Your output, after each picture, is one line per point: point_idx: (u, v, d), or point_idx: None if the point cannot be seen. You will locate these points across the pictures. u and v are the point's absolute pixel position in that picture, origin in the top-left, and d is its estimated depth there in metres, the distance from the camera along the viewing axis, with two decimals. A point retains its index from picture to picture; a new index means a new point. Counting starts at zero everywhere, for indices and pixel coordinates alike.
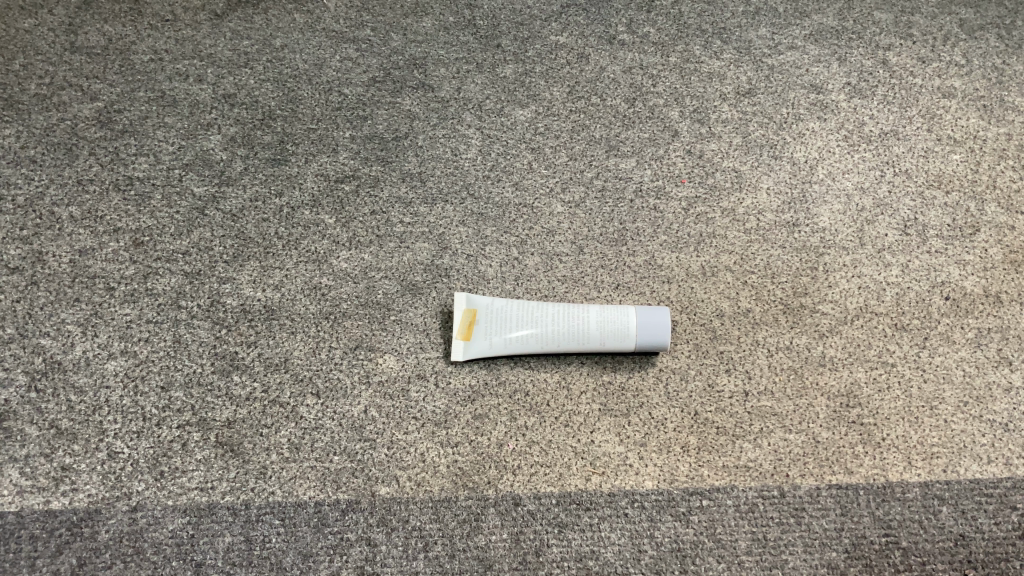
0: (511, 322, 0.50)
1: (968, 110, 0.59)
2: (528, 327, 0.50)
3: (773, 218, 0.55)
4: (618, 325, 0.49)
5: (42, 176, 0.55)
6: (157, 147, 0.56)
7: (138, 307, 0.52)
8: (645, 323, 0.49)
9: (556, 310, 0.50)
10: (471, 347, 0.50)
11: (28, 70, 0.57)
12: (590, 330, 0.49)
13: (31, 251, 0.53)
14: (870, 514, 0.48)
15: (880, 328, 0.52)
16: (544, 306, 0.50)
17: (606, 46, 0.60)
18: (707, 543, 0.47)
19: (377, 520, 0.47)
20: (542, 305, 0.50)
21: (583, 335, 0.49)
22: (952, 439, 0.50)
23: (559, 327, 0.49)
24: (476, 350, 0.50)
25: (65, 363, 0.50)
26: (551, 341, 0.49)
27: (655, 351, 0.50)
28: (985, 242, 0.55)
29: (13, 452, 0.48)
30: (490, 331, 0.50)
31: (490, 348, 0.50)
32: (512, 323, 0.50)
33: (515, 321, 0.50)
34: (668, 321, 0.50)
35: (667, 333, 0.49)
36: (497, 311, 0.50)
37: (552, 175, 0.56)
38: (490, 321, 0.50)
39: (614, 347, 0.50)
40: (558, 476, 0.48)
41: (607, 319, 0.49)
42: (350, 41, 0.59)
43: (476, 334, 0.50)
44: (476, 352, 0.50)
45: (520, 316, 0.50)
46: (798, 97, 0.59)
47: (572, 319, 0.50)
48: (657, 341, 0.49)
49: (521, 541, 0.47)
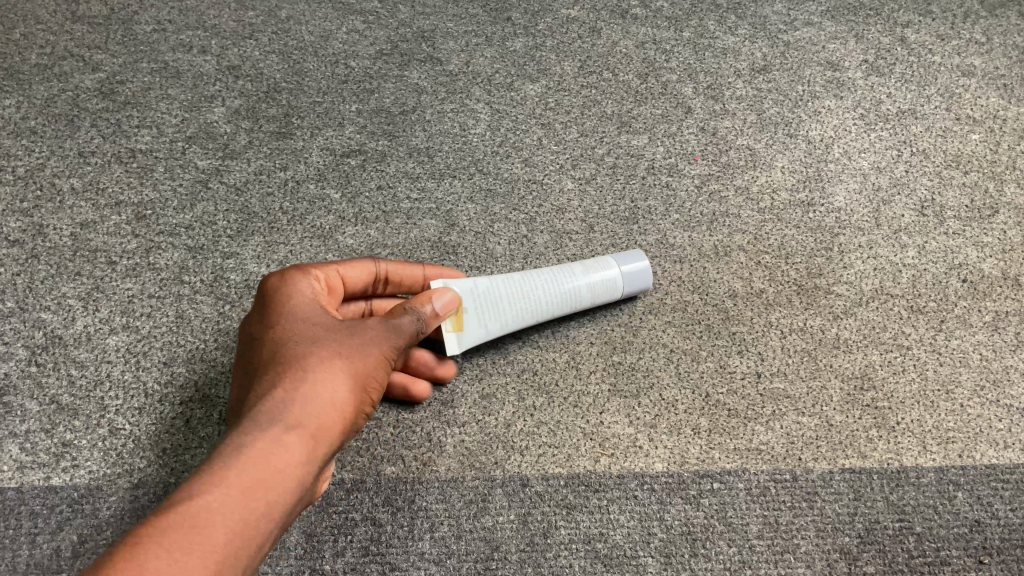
0: (503, 304, 0.47)
1: (988, 89, 0.58)
2: (521, 307, 0.47)
3: (788, 197, 0.54)
4: (603, 282, 0.49)
5: (43, 148, 0.54)
6: (160, 120, 0.55)
7: (140, 282, 0.51)
8: (627, 272, 0.49)
9: (542, 279, 0.48)
10: (466, 339, 0.46)
11: (29, 40, 0.57)
12: (581, 293, 0.48)
13: (31, 223, 0.52)
14: (883, 499, 0.47)
15: (895, 311, 0.51)
16: (529, 279, 0.48)
17: (618, 19, 0.60)
18: (717, 527, 0.46)
19: (382, 499, 0.46)
20: (527, 278, 0.48)
21: (575, 300, 0.48)
22: (968, 424, 0.49)
23: (552, 298, 0.48)
24: (471, 340, 0.46)
25: (66, 338, 0.49)
26: (543, 311, 0.48)
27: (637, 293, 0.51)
28: (1004, 224, 0.54)
29: (13, 427, 0.47)
30: (483, 318, 0.46)
31: (486, 334, 0.47)
32: (503, 304, 0.47)
33: (507, 303, 0.47)
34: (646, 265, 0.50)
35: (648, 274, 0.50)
36: (484, 295, 0.46)
37: (561, 151, 0.55)
38: (480, 308, 0.46)
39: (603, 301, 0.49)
40: (567, 458, 0.47)
41: (593, 281, 0.48)
42: (356, 13, 0.59)
43: (468, 323, 0.46)
44: (471, 342, 0.46)
45: (507, 291, 0.47)
46: (814, 75, 0.58)
47: (561, 286, 0.48)
48: (640, 287, 0.50)
49: (528, 522, 0.45)
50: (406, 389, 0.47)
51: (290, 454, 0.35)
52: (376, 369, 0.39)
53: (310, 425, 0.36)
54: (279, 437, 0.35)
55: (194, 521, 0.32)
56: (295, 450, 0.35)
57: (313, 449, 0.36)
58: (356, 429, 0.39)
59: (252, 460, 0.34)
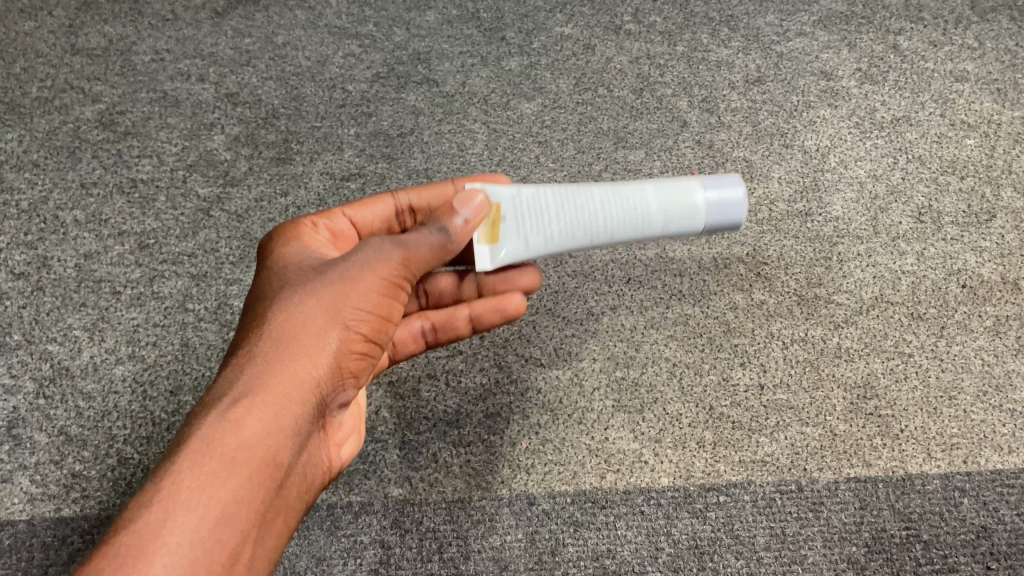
0: (550, 215, 0.38)
1: (982, 94, 0.59)
2: (573, 224, 0.38)
3: (785, 208, 0.55)
4: (682, 203, 0.39)
5: (45, 181, 0.54)
6: (160, 149, 0.56)
7: (145, 311, 0.51)
8: (715, 198, 0.40)
9: (607, 190, 0.39)
10: (501, 251, 0.37)
11: (29, 74, 0.58)
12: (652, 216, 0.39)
13: (36, 256, 0.52)
14: (889, 508, 0.47)
15: (896, 318, 0.51)
16: (587, 189, 0.38)
17: (612, 36, 0.60)
18: (725, 539, 0.46)
19: (390, 521, 0.46)
20: (584, 188, 0.38)
21: (645, 223, 0.39)
22: (972, 430, 0.49)
23: (617, 219, 0.38)
24: (506, 254, 0.38)
25: (73, 369, 0.49)
26: (604, 232, 0.38)
27: (721, 229, 0.41)
28: (1002, 228, 0.54)
29: (23, 460, 0.47)
30: (524, 230, 0.38)
31: (526, 249, 0.38)
32: (553, 214, 0.38)
33: (556, 212, 0.38)
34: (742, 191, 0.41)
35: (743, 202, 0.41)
36: (527, 202, 0.38)
37: (559, 168, 0.55)
38: (520, 215, 0.38)
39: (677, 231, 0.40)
40: (573, 475, 0.47)
41: (670, 199, 0.39)
42: (352, 36, 0.60)
43: (505, 232, 0.37)
44: (505, 259, 0.38)
45: (560, 202, 0.38)
46: (808, 85, 0.59)
47: (631, 203, 0.39)
48: (729, 219, 0.40)
49: (536, 540, 0.46)
50: (500, 311, 0.43)
51: (243, 433, 0.30)
52: (348, 309, 0.33)
53: (265, 392, 0.31)
54: (230, 415, 0.30)
55: (136, 548, 0.26)
56: (251, 428, 0.30)
57: (274, 422, 0.31)
58: (339, 385, 0.34)
59: (199, 453, 0.29)
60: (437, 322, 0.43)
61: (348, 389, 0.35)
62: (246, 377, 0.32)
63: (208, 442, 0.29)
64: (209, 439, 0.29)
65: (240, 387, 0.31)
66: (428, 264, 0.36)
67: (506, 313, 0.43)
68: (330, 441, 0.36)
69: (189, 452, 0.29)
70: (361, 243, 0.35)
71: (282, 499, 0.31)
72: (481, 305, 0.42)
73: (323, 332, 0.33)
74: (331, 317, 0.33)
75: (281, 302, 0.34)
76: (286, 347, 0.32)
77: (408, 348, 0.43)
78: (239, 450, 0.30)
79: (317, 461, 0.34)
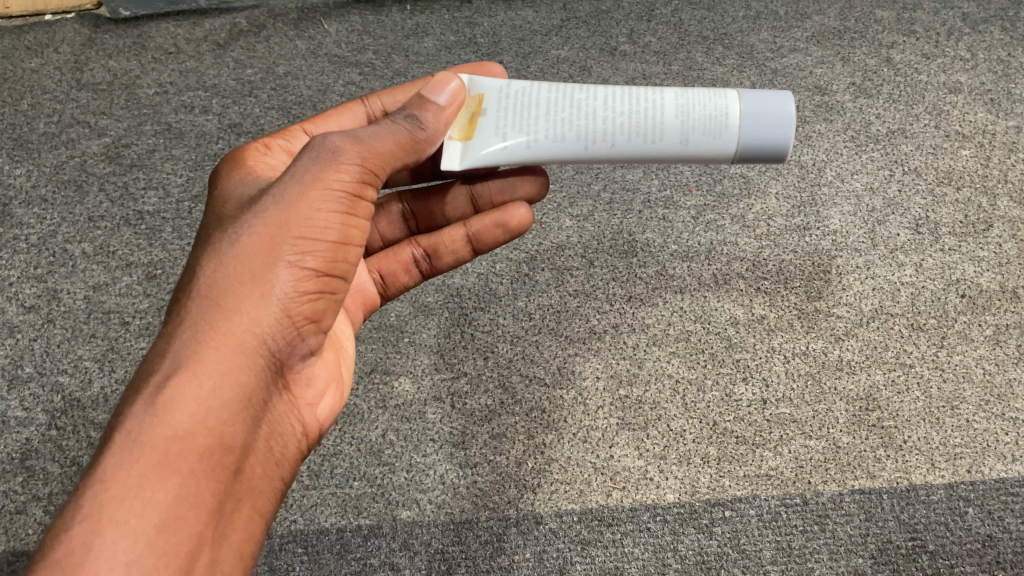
0: (535, 113, 0.33)
1: (976, 105, 0.59)
2: (563, 119, 0.33)
3: (783, 222, 0.55)
4: (707, 112, 0.32)
5: (54, 215, 0.55)
6: (166, 180, 0.57)
7: (153, 340, 0.51)
8: (749, 109, 0.32)
9: (609, 91, 0.33)
10: (473, 148, 0.33)
11: (36, 110, 0.59)
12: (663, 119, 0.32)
13: (45, 289, 0.53)
14: (894, 519, 0.47)
15: (896, 330, 0.52)
16: (588, 90, 0.33)
17: (607, 57, 0.61)
18: (731, 554, 0.46)
19: (399, 544, 0.46)
20: (585, 89, 0.33)
21: (655, 130, 0.32)
22: (975, 439, 0.49)
23: (618, 120, 0.32)
24: (479, 151, 0.33)
25: (84, 400, 0.50)
26: (600, 132, 0.32)
27: (756, 155, 0.32)
28: (999, 237, 0.55)
29: (36, 491, 0.47)
30: (503, 127, 0.33)
31: (503, 146, 0.33)
32: (538, 110, 0.33)
33: (544, 111, 0.33)
34: (792, 109, 0.32)
35: (790, 125, 0.32)
36: (511, 99, 0.33)
37: (558, 191, 0.57)
38: (501, 111, 0.33)
39: (696, 146, 0.32)
40: (579, 493, 0.48)
41: (690, 105, 0.32)
42: (352, 65, 0.61)
43: (481, 129, 0.33)
44: (479, 159, 0.33)
45: (548, 99, 0.33)
46: (803, 100, 0.59)
47: (637, 103, 0.32)
48: (765, 137, 0.32)
49: (544, 560, 0.46)
50: (500, 226, 0.38)
51: (175, 418, 0.26)
52: (293, 241, 0.29)
53: (202, 361, 0.27)
54: (163, 391, 0.26)
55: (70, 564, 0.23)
56: (185, 403, 0.26)
57: (212, 398, 0.27)
58: (295, 336, 0.30)
59: (125, 450, 0.25)
60: (429, 248, 0.40)
61: (309, 337, 0.30)
62: (178, 347, 0.27)
63: (135, 436, 0.25)
64: (135, 432, 0.25)
65: (174, 356, 0.27)
66: (393, 163, 0.30)
67: (509, 228, 0.38)
68: (298, 397, 0.32)
69: (115, 451, 0.25)
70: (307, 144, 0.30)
71: (237, 479, 0.28)
72: (479, 222, 0.39)
73: (264, 276, 0.28)
74: (272, 257, 0.28)
75: (215, 245, 0.29)
76: (222, 300, 0.28)
77: (401, 279, 0.41)
78: (172, 437, 0.26)
79: (277, 423, 0.30)
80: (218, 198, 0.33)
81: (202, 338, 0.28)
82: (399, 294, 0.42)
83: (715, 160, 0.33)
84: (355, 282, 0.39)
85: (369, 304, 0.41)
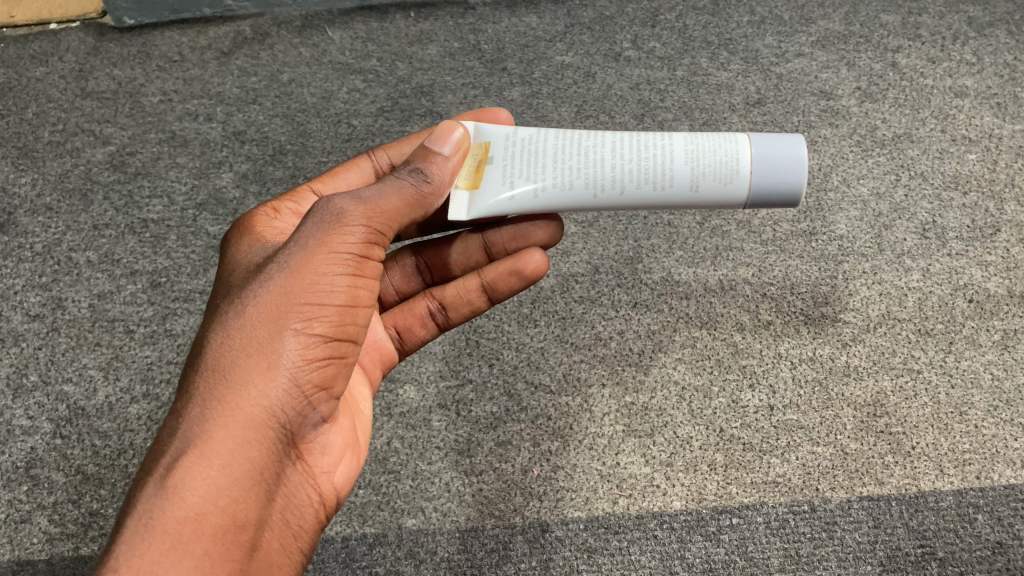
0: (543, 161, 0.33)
1: (982, 108, 0.59)
2: (569, 168, 0.32)
3: (789, 228, 0.55)
4: (715, 158, 0.31)
5: (58, 224, 0.55)
6: (170, 188, 0.57)
7: (157, 348, 0.51)
8: (757, 155, 0.31)
9: (617, 138, 0.33)
10: (480, 197, 0.33)
11: (41, 119, 0.59)
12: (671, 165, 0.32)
13: (51, 297, 0.53)
14: (903, 526, 0.46)
15: (904, 335, 0.52)
16: (596, 137, 0.33)
17: (611, 63, 0.61)
18: (739, 561, 0.45)
19: (405, 552, 0.46)
20: (594, 136, 0.33)
21: (664, 176, 0.32)
22: (984, 445, 0.49)
23: (627, 168, 0.32)
24: (486, 201, 0.33)
25: (89, 409, 0.50)
26: (607, 181, 0.32)
27: (770, 202, 0.32)
28: (1007, 241, 0.54)
29: (41, 500, 0.47)
30: (509, 176, 0.33)
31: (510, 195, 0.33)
32: (545, 159, 0.33)
33: (551, 159, 0.33)
34: (803, 153, 0.31)
35: (802, 168, 0.31)
36: (519, 147, 0.33)
37: None
38: (509, 159, 0.33)
39: (707, 193, 0.31)
40: (585, 500, 0.47)
41: (697, 151, 0.32)
42: (356, 72, 0.61)
43: (488, 178, 0.33)
44: (487, 209, 0.33)
45: (556, 147, 0.33)
46: (809, 105, 0.59)
47: (645, 150, 0.32)
48: (774, 183, 0.31)
49: (550, 568, 0.46)
50: (516, 273, 0.38)
51: (185, 501, 0.25)
52: (300, 308, 0.28)
53: (210, 438, 0.27)
54: (171, 472, 0.26)
55: None
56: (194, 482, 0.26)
57: (222, 475, 0.26)
58: (306, 406, 0.29)
59: (135, 539, 0.24)
60: (443, 300, 0.40)
61: (320, 405, 0.30)
62: (185, 426, 0.27)
63: (146, 521, 0.25)
64: (146, 519, 0.25)
65: (181, 435, 0.27)
66: (398, 221, 0.30)
67: (524, 275, 0.38)
68: (313, 466, 0.31)
69: (127, 539, 0.24)
70: (311, 211, 0.30)
71: (253, 556, 0.27)
72: (494, 270, 0.38)
73: (272, 346, 0.28)
74: (278, 327, 0.28)
75: (223, 319, 0.29)
76: (229, 374, 0.28)
77: (417, 333, 0.40)
78: (184, 520, 0.25)
79: (292, 494, 0.30)
80: (229, 267, 0.33)
81: (207, 415, 0.27)
82: (416, 350, 0.42)
83: (728, 207, 0.32)
84: (371, 337, 0.38)
85: (387, 361, 0.40)
